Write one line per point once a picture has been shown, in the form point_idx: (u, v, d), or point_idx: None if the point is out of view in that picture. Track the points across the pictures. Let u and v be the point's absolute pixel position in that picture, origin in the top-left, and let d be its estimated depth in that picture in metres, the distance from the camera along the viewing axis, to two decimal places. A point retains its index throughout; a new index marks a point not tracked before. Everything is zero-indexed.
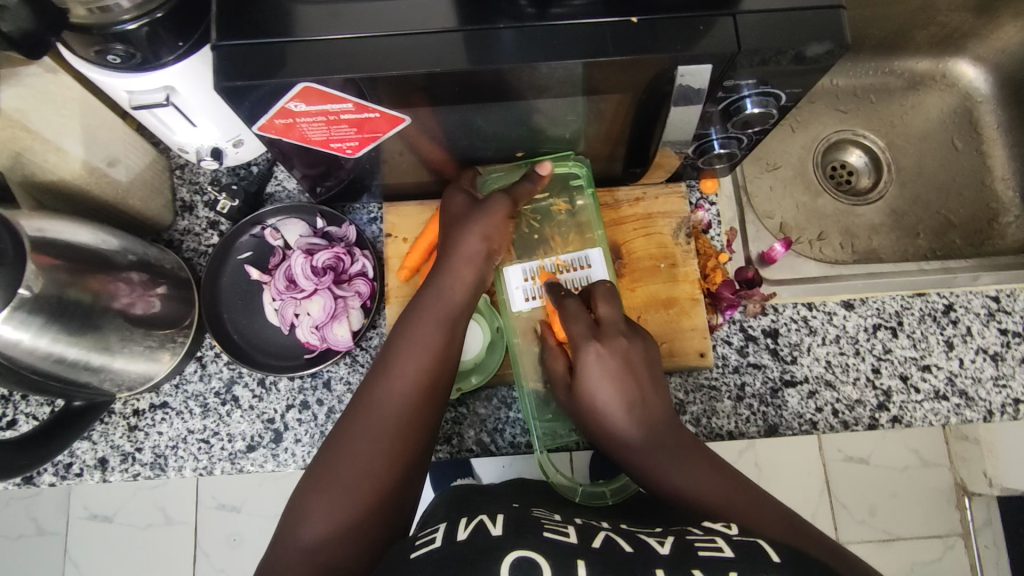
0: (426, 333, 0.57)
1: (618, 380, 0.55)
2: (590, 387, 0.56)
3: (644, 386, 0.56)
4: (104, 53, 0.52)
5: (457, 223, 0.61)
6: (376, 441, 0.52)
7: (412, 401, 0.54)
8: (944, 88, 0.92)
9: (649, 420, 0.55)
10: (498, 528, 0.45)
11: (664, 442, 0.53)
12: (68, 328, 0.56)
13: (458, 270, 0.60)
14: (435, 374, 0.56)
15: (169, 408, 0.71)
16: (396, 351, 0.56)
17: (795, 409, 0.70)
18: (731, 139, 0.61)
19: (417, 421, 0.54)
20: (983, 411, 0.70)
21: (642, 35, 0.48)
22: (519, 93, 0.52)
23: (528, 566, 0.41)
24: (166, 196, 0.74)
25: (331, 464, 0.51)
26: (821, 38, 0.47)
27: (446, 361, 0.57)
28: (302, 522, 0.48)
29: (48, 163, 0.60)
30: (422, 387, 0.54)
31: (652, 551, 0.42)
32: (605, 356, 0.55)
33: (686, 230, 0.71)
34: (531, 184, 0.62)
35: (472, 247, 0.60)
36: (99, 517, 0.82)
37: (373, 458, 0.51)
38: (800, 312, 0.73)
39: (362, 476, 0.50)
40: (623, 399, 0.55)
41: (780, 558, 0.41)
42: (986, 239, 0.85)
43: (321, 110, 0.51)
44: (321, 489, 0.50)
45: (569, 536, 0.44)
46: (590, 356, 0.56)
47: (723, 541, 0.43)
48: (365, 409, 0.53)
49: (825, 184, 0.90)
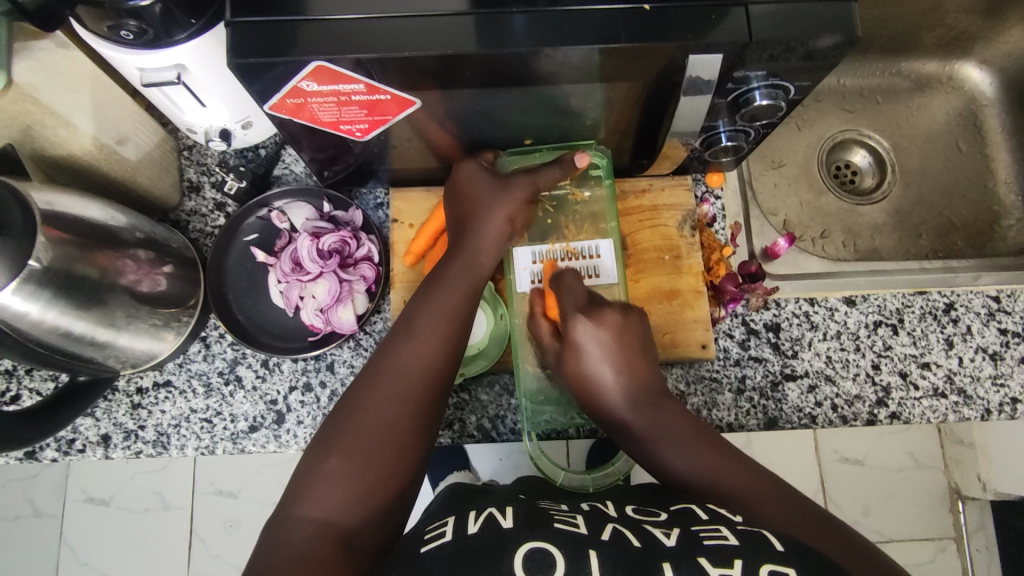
0: (445, 306, 0.58)
1: (611, 354, 0.57)
2: (581, 361, 0.58)
3: (636, 359, 0.58)
4: (117, 28, 0.52)
5: (477, 200, 0.62)
6: (395, 410, 0.52)
7: (431, 373, 0.55)
8: (950, 89, 0.92)
9: (639, 390, 0.57)
10: (507, 520, 0.45)
11: (657, 415, 0.56)
12: (74, 302, 0.56)
13: (477, 246, 0.61)
14: (452, 348, 0.57)
15: (172, 387, 0.71)
16: (414, 322, 0.57)
17: (795, 402, 0.71)
18: (739, 133, 0.61)
19: (435, 394, 0.54)
20: (982, 409, 0.71)
21: (654, 23, 0.48)
22: (530, 78, 0.53)
23: (539, 556, 0.41)
24: (174, 176, 0.74)
25: (347, 431, 0.51)
26: (832, 30, 0.48)
27: (462, 335, 0.58)
28: (320, 488, 0.48)
29: (58, 138, 0.60)
30: (441, 360, 0.55)
31: (661, 545, 0.43)
32: (598, 328, 0.58)
33: (691, 223, 0.71)
34: (562, 171, 0.62)
35: (496, 227, 0.62)
36: (95, 501, 0.81)
37: (391, 427, 0.51)
38: (802, 307, 0.73)
39: (381, 444, 0.50)
40: (613, 370, 0.57)
41: (784, 546, 0.42)
42: (988, 242, 0.86)
43: (333, 90, 0.52)
44: (337, 457, 0.49)
45: (578, 527, 0.45)
46: (581, 330, 0.57)
47: (728, 530, 0.44)
48: (382, 377, 0.54)
49: (829, 183, 0.90)
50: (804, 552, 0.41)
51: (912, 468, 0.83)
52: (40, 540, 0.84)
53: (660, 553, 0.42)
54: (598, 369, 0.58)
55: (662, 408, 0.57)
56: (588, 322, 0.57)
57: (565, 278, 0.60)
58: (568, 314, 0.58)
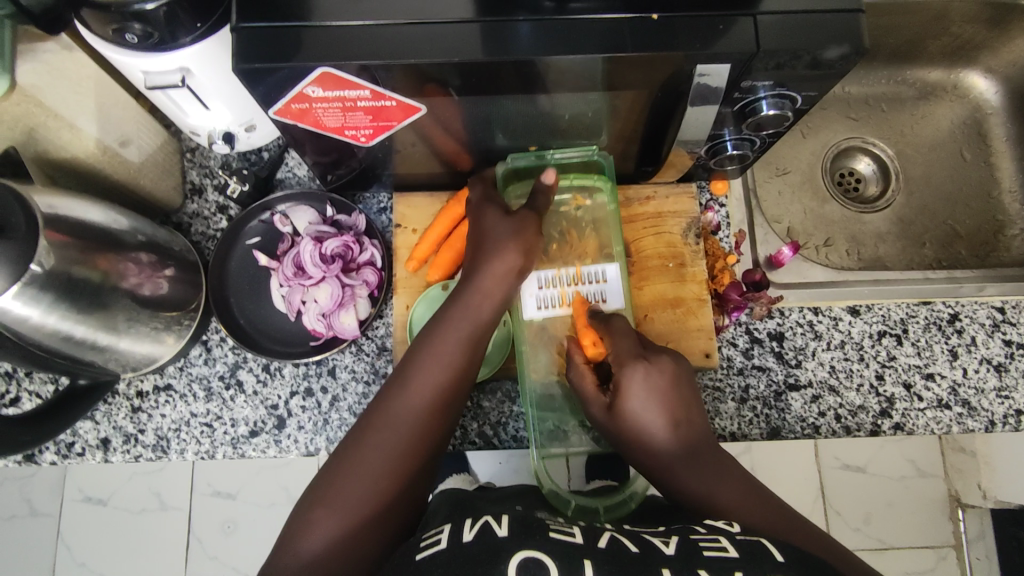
0: (450, 342, 0.56)
1: (661, 402, 0.53)
2: (629, 402, 0.54)
3: (684, 406, 0.55)
4: (122, 32, 0.51)
5: (487, 241, 0.60)
6: (383, 463, 0.51)
7: (422, 425, 0.53)
8: (955, 98, 0.92)
9: (686, 436, 0.54)
10: (503, 528, 0.45)
11: (695, 454, 0.53)
12: (76, 306, 0.55)
13: (485, 290, 0.58)
14: (446, 398, 0.55)
15: (172, 391, 0.71)
16: (410, 369, 0.55)
17: (798, 412, 0.71)
18: (745, 142, 0.61)
19: (425, 445, 0.53)
20: (985, 420, 0.70)
21: (662, 32, 0.48)
22: (535, 86, 0.52)
23: (534, 565, 0.41)
24: (176, 178, 0.74)
25: (335, 483, 0.51)
26: (840, 41, 0.47)
27: (459, 383, 0.56)
28: (302, 539, 0.48)
29: (61, 140, 0.59)
30: (431, 411, 0.54)
31: (658, 552, 0.42)
32: (651, 373, 0.54)
33: (695, 231, 0.71)
34: (543, 196, 0.62)
35: (507, 265, 0.59)
36: (92, 501, 0.81)
37: (378, 481, 0.51)
38: (806, 317, 0.73)
39: (366, 498, 0.50)
40: (666, 417, 0.53)
41: (784, 558, 0.41)
42: (992, 251, 0.86)
43: (338, 96, 0.51)
44: (336, 492, 0.50)
45: (575, 535, 0.44)
46: (634, 376, 0.54)
47: (727, 541, 0.43)
48: (374, 429, 0.53)
49: (833, 190, 0.90)
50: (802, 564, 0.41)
51: (912, 476, 0.82)
52: (37, 542, 0.84)
53: (659, 560, 0.41)
54: (646, 412, 0.53)
55: (703, 447, 0.54)
56: (642, 369, 0.54)
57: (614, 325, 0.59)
58: (624, 364, 0.55)
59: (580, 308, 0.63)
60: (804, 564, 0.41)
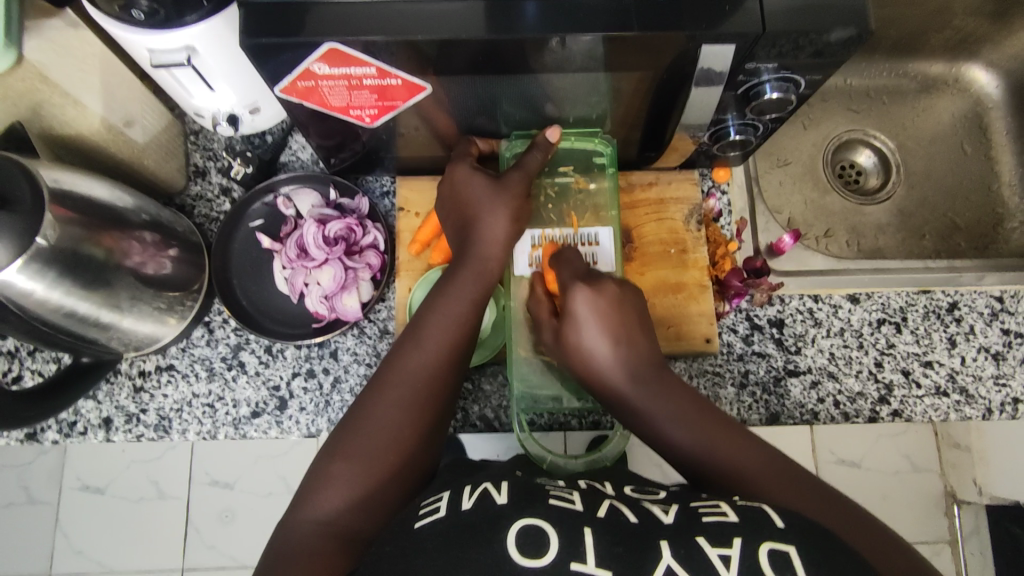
0: (453, 313, 0.57)
1: (606, 320, 0.55)
2: (580, 331, 0.55)
3: (633, 331, 0.55)
4: (128, 8, 0.52)
5: (476, 203, 0.60)
6: (401, 418, 0.52)
7: (437, 381, 0.54)
8: (956, 92, 0.92)
9: (639, 367, 0.54)
10: (502, 496, 0.44)
11: (650, 379, 0.54)
12: (81, 282, 0.56)
13: (482, 252, 0.59)
14: (458, 355, 0.56)
15: (174, 371, 0.71)
16: (423, 329, 0.56)
17: (797, 399, 0.71)
18: (748, 127, 0.61)
19: (440, 399, 0.54)
20: (984, 408, 0.71)
21: (667, 12, 0.48)
22: (537, 68, 0.53)
23: (534, 534, 0.41)
24: (180, 159, 0.74)
25: (353, 437, 0.51)
26: (845, 23, 0.48)
27: (469, 341, 0.57)
28: (322, 493, 0.49)
29: (67, 117, 0.60)
30: (444, 365, 0.55)
31: (658, 521, 0.43)
32: (595, 296, 0.55)
33: (697, 218, 0.71)
34: (540, 153, 0.61)
35: (498, 229, 0.59)
36: (90, 490, 0.77)
37: (395, 436, 0.51)
38: (806, 304, 0.73)
39: (385, 451, 0.50)
40: (610, 341, 0.54)
41: (784, 522, 0.41)
42: (991, 244, 0.86)
43: (344, 73, 0.51)
44: (344, 461, 0.50)
45: (573, 502, 0.45)
46: (578, 297, 0.55)
47: (727, 505, 0.44)
48: (389, 386, 0.53)
49: (833, 181, 0.91)
50: (809, 529, 0.41)
51: (906, 471, 0.75)
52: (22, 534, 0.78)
53: (663, 533, 0.42)
54: (594, 340, 0.55)
55: (660, 378, 0.54)
56: (585, 289, 0.55)
57: (564, 254, 0.61)
58: (568, 285, 0.57)
59: (550, 251, 0.64)
60: (811, 532, 0.41)
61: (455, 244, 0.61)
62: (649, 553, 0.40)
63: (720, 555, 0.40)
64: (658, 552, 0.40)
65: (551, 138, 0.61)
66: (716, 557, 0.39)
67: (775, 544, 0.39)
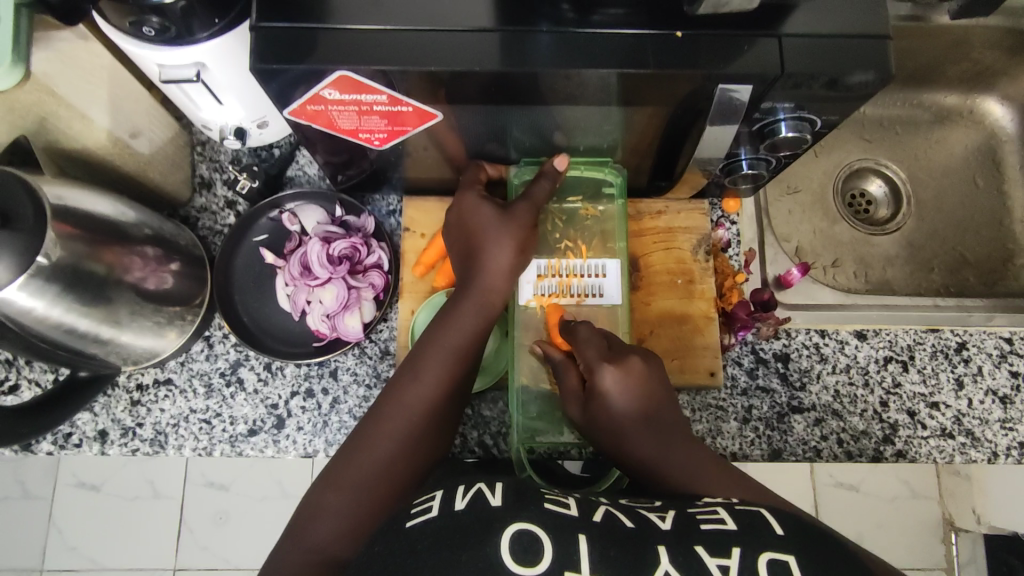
0: (452, 344, 0.56)
1: (625, 374, 0.54)
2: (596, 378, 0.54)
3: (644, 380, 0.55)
4: (139, 25, 0.51)
5: (482, 233, 0.59)
6: (396, 450, 0.51)
7: (432, 414, 0.54)
8: (970, 124, 0.91)
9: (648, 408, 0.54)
10: (496, 497, 0.43)
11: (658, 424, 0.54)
12: (81, 299, 0.55)
13: (485, 284, 0.58)
14: (456, 386, 0.55)
15: (172, 385, 0.71)
16: (422, 359, 0.55)
17: (800, 435, 0.70)
18: (761, 161, 0.60)
19: (435, 432, 0.54)
20: (988, 452, 0.70)
21: (684, 50, 0.47)
22: (550, 100, 0.52)
23: (528, 540, 0.40)
24: (186, 171, 0.73)
25: (346, 468, 0.50)
26: (865, 67, 0.47)
27: (467, 373, 0.56)
28: (315, 522, 0.48)
29: (72, 130, 0.59)
30: (441, 399, 0.54)
31: (655, 527, 0.42)
32: (621, 372, 0.54)
33: (705, 248, 0.71)
34: (548, 182, 0.60)
35: (503, 259, 0.59)
36: (87, 487, 0.76)
37: (389, 468, 0.51)
38: (812, 339, 0.73)
39: (379, 481, 0.50)
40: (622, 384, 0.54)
41: (783, 530, 0.41)
42: (1001, 280, 0.85)
43: (355, 99, 0.51)
44: (336, 491, 0.49)
45: (569, 507, 0.44)
46: (608, 377, 0.54)
47: (724, 512, 0.44)
48: (385, 418, 0.53)
49: (843, 211, 0.90)
50: (804, 535, 0.41)
51: (903, 496, 0.72)
52: None
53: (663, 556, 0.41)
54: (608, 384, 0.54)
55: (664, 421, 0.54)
56: (613, 369, 0.54)
57: (578, 334, 0.58)
58: (593, 364, 0.55)
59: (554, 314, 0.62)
60: (808, 537, 0.41)
61: (460, 272, 0.60)
62: (645, 557, 0.40)
63: (719, 565, 0.39)
64: (656, 558, 0.40)
65: (559, 166, 0.59)
66: (713, 566, 0.39)
67: (775, 553, 0.39)
